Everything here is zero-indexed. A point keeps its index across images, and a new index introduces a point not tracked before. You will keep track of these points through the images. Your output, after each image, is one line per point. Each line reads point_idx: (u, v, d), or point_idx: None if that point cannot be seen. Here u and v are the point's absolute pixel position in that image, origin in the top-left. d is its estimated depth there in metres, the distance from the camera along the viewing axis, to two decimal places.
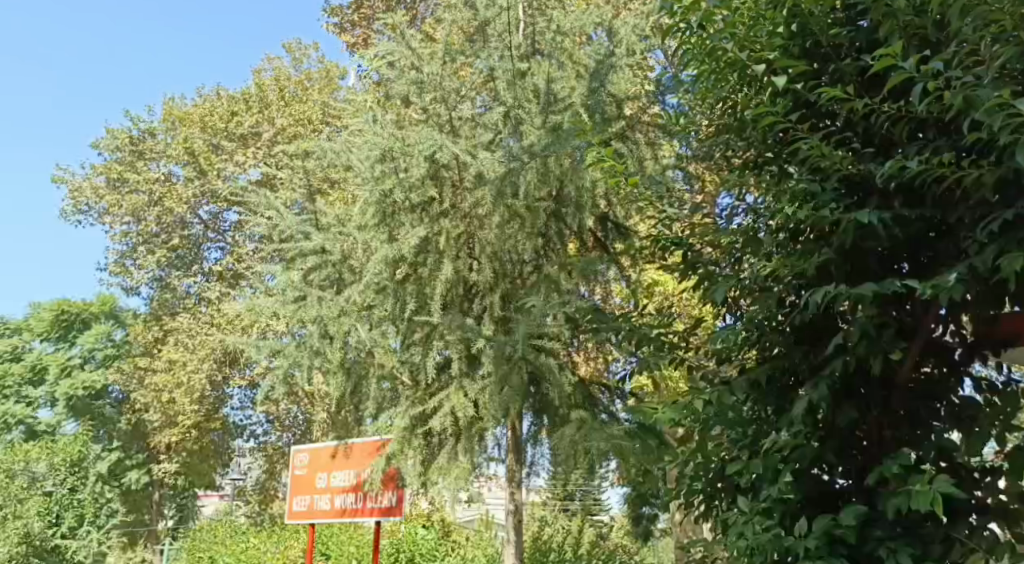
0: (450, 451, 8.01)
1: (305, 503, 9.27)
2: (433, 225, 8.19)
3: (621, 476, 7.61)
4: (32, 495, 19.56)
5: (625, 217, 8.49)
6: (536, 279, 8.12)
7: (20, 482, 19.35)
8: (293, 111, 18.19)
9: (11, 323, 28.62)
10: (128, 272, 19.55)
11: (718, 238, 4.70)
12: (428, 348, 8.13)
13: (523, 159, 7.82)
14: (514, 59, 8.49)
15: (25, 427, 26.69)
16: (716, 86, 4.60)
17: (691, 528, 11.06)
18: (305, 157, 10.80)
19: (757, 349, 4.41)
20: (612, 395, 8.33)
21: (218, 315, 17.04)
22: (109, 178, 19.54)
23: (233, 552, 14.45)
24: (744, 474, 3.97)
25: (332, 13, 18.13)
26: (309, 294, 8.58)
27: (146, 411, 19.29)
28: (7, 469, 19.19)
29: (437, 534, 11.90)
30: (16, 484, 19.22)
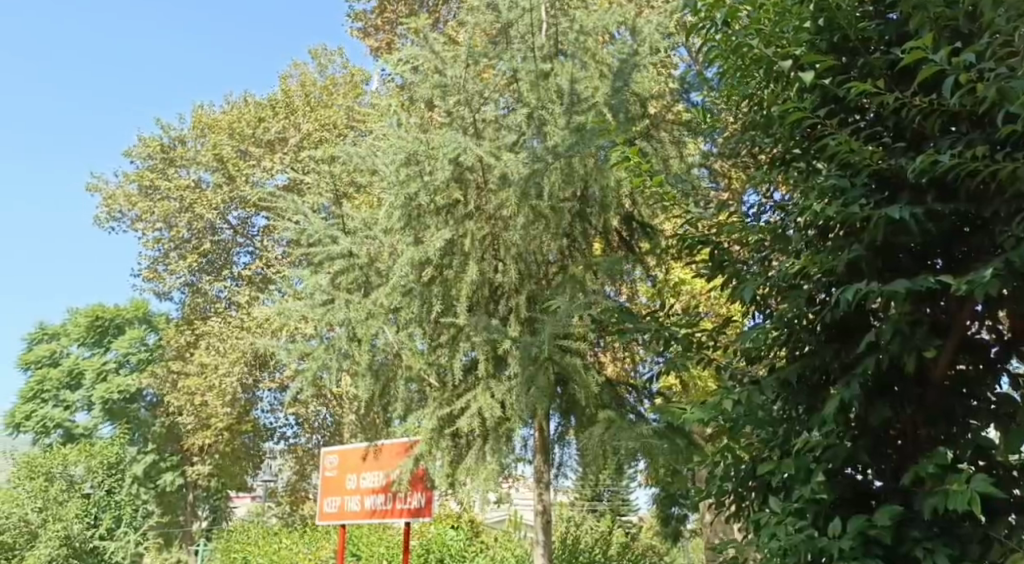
0: (478, 451, 8.01)
1: (336, 504, 9.34)
2: (458, 228, 8.22)
3: (650, 476, 7.56)
4: (72, 497, 21.48)
5: (651, 216, 8.44)
6: (561, 279, 8.09)
7: (59, 485, 21.16)
8: (319, 116, 18.42)
9: (48, 328, 28.89)
10: (160, 277, 19.69)
11: (746, 236, 4.66)
12: (455, 349, 8.17)
13: (547, 159, 7.81)
14: (537, 60, 8.48)
15: (63, 431, 27.39)
16: (741, 83, 4.59)
17: (722, 528, 10.98)
18: (333, 162, 10.84)
19: (787, 348, 4.37)
20: (640, 396, 8.28)
21: (247, 319, 17.15)
22: (142, 186, 19.82)
23: (267, 553, 14.60)
24: (776, 474, 3.93)
25: (356, 18, 18.20)
26: (336, 298, 8.61)
27: (179, 414, 19.52)
28: (44, 473, 21.01)
29: (467, 534, 11.92)
30: (54, 486, 21.10)
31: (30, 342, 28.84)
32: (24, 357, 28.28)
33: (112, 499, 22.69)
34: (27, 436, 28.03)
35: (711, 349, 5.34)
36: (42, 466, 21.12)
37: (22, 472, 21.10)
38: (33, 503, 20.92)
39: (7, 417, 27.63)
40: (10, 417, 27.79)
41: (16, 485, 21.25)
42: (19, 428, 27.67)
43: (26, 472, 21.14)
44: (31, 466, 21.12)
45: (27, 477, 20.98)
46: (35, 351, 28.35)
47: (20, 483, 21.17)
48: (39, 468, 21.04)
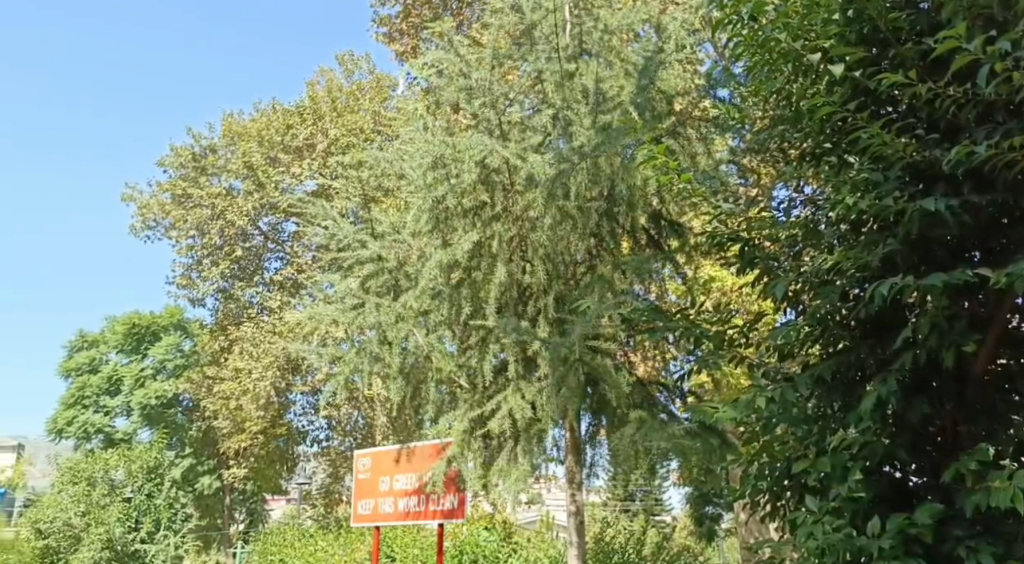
0: (510, 452, 7.99)
1: (369, 506, 9.37)
2: (486, 230, 8.23)
3: (682, 476, 7.51)
4: (114, 501, 21.24)
5: (679, 214, 8.39)
6: (589, 279, 8.05)
7: (102, 489, 20.99)
8: (345, 122, 18.44)
9: (87, 336, 29.25)
10: (194, 284, 19.91)
11: (776, 232, 4.61)
12: (484, 351, 8.20)
13: (573, 159, 7.78)
14: (561, 60, 8.47)
15: (104, 436, 27.47)
16: (769, 78, 4.57)
17: (757, 527, 10.88)
18: (361, 166, 10.89)
19: (821, 344, 4.33)
20: (671, 395, 8.24)
21: (279, 324, 17.28)
22: (175, 195, 20.05)
23: (303, 555, 14.72)
24: (812, 472, 3.88)
25: (381, 23, 18.28)
26: (367, 301, 8.65)
27: (214, 418, 19.67)
28: (87, 477, 20.92)
29: (500, 535, 11.89)
30: (97, 490, 20.96)
31: (70, 349, 29.18)
32: (65, 365, 28.61)
33: (153, 504, 22.07)
34: (70, 441, 28.12)
35: (742, 346, 5.30)
36: (85, 470, 21.00)
37: (65, 477, 21.00)
38: (77, 507, 20.72)
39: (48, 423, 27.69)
40: (53, 424, 27.90)
41: (58, 491, 21.14)
42: (61, 433, 27.76)
43: (70, 476, 21.03)
44: (74, 471, 21.06)
45: (71, 481, 20.93)
46: (76, 359, 28.62)
47: (62, 488, 21.01)
48: (82, 473, 20.94)
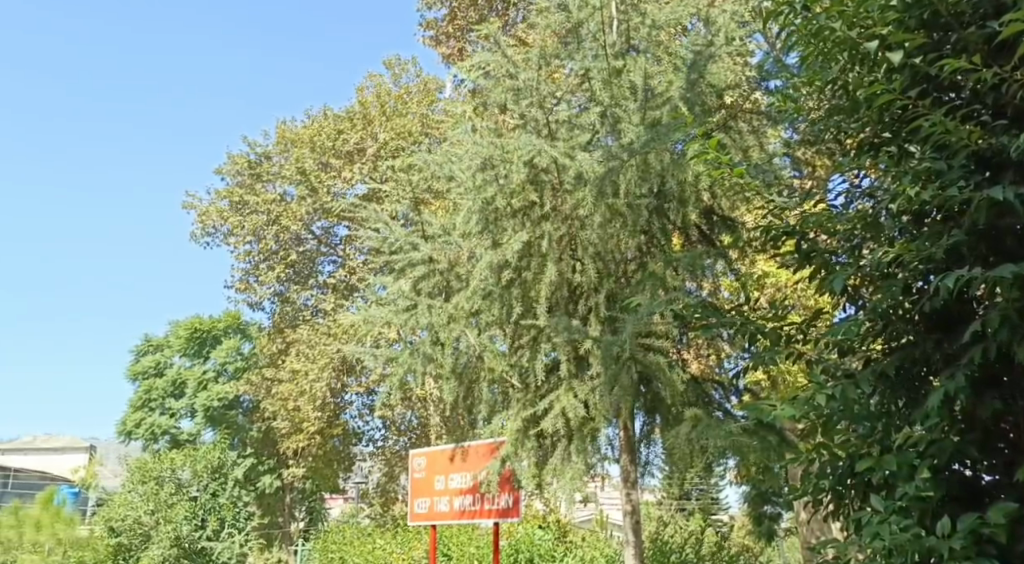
0: (563, 451, 7.95)
1: (425, 505, 9.41)
2: (536, 229, 8.20)
3: (740, 475, 7.39)
4: (180, 500, 21.76)
5: (731, 210, 8.27)
6: (641, 277, 7.97)
7: (169, 488, 21.52)
8: (394, 125, 18.73)
9: (152, 340, 29.89)
10: (251, 288, 20.16)
11: (833, 225, 4.52)
12: (536, 350, 8.20)
13: (622, 157, 7.74)
14: (608, 58, 8.42)
15: (170, 436, 28.13)
16: (824, 69, 4.51)
17: (816, 526, 10.68)
18: (413, 170, 10.93)
19: (883, 339, 4.24)
20: (727, 392, 8.13)
21: (334, 326, 17.51)
22: (232, 202, 20.37)
23: (362, 553, 14.86)
24: (876, 470, 3.80)
25: (428, 26, 18.37)
26: (419, 303, 8.69)
27: (274, 419, 19.97)
28: (155, 476, 21.43)
29: (554, 534, 11.86)
30: (165, 489, 21.49)
31: (136, 354, 29.81)
32: (131, 369, 29.26)
33: (217, 503, 22.59)
34: (138, 442, 28.77)
35: (800, 343, 5.21)
36: (154, 469, 21.51)
37: (134, 476, 21.48)
38: (146, 505, 21.23)
39: (118, 424, 28.36)
40: (121, 425, 28.51)
41: (129, 490, 21.55)
42: (130, 434, 28.39)
43: (139, 475, 21.55)
44: (143, 470, 21.55)
45: (140, 480, 21.44)
46: (142, 363, 29.24)
47: (132, 487, 21.48)
48: (151, 472, 21.45)
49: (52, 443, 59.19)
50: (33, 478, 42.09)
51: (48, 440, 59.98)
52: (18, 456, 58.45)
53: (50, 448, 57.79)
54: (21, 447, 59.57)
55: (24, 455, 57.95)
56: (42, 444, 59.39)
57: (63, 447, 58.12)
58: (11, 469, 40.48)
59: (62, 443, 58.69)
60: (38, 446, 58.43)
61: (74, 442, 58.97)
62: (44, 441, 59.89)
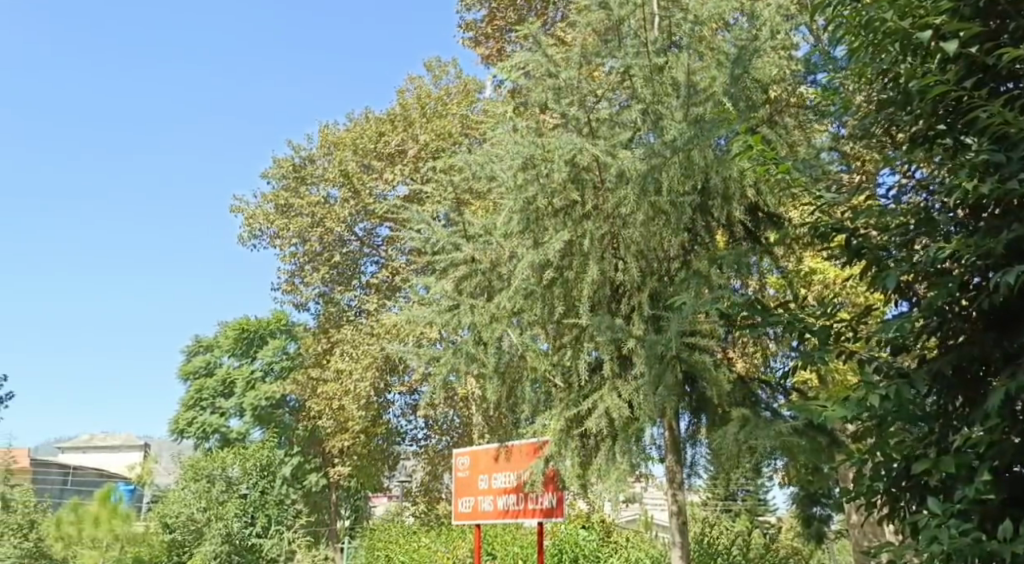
0: (608, 452, 7.86)
1: (469, 504, 9.40)
2: (578, 228, 8.13)
3: (788, 476, 7.26)
4: (232, 497, 21.99)
5: (778, 206, 8.15)
6: (684, 275, 7.88)
7: (220, 485, 21.76)
8: (434, 127, 18.80)
9: (202, 341, 30.39)
10: (297, 289, 20.34)
11: (885, 221, 4.42)
12: (579, 349, 8.15)
13: (665, 155, 7.66)
14: (650, 54, 8.32)
15: (220, 435, 28.40)
16: (875, 60, 4.42)
17: (866, 529, 10.45)
18: (455, 171, 10.95)
19: (938, 337, 4.15)
20: (773, 391, 7.97)
21: (377, 326, 17.65)
22: (278, 205, 20.56)
23: (407, 551, 14.94)
24: (934, 472, 3.70)
25: (467, 27, 18.37)
26: (461, 303, 8.73)
27: (319, 418, 20.14)
28: (206, 474, 21.74)
29: (599, 535, 11.75)
30: (216, 486, 21.75)
31: (187, 355, 30.47)
32: (182, 370, 29.88)
33: (266, 500, 22.61)
34: (189, 440, 29.25)
35: (850, 341, 5.10)
36: (205, 468, 21.81)
37: (187, 474, 21.89)
38: (198, 503, 21.51)
39: (171, 423, 28.85)
40: (174, 423, 29.02)
41: (183, 487, 21.97)
42: (183, 433, 28.86)
43: (191, 474, 21.92)
44: (195, 468, 21.88)
45: (192, 479, 21.80)
46: (192, 363, 29.78)
47: (186, 485, 21.87)
48: (202, 470, 21.77)
49: (107, 441, 60.50)
50: (90, 475, 43.08)
51: (105, 438, 61.37)
52: (77, 454, 59.89)
53: (106, 447, 59.08)
54: (78, 444, 61.01)
55: (82, 453, 59.37)
56: (98, 442, 60.80)
57: (118, 445, 59.36)
58: (69, 466, 41.53)
59: (118, 442, 59.97)
60: (95, 444, 59.76)
61: (129, 440, 60.19)
62: (101, 440, 61.26)
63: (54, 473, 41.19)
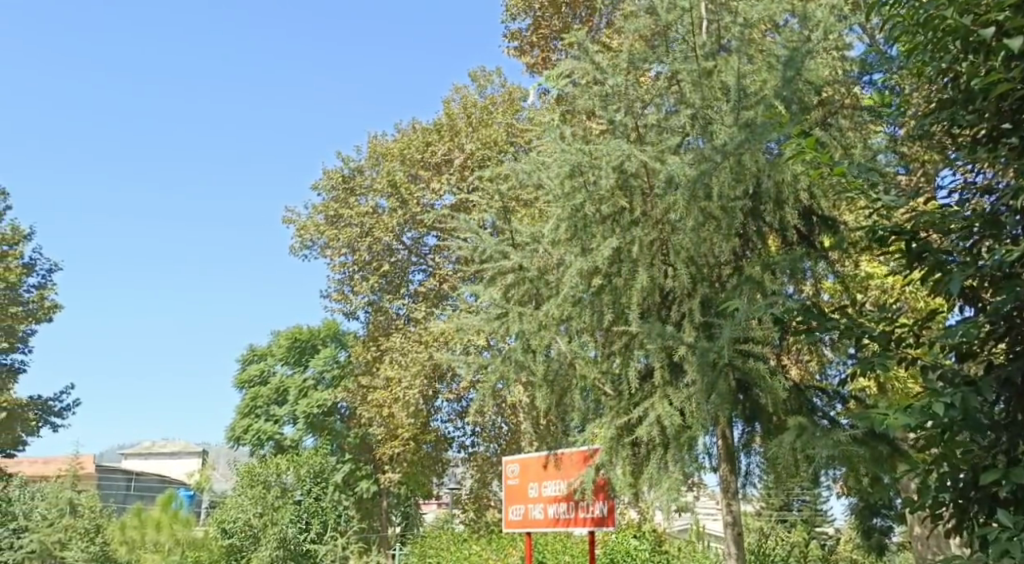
0: (660, 460, 7.73)
1: (520, 512, 9.36)
2: (626, 235, 8.01)
3: (847, 486, 7.10)
4: (286, 503, 21.97)
5: (833, 209, 7.99)
6: (736, 280, 7.75)
7: (275, 491, 21.75)
8: (481, 136, 18.84)
9: (256, 349, 30.77)
10: (347, 298, 20.43)
11: (947, 223, 4.30)
12: (629, 357, 8.07)
13: (716, 159, 7.58)
14: (698, 59, 8.28)
15: (275, 442, 28.58)
16: (933, 58, 4.35)
17: (927, 539, 10.18)
18: (503, 179, 10.94)
19: (1007, 343, 4.06)
20: (830, 399, 7.80)
21: (426, 334, 17.73)
22: (328, 215, 20.69)
23: (458, 558, 14.94)
24: (1005, 482, 3.57)
25: (513, 37, 18.36)
26: (510, 311, 8.70)
27: (370, 425, 20.24)
28: (262, 480, 21.69)
29: (651, 544, 11.64)
30: (272, 492, 21.72)
31: (243, 363, 30.93)
32: (239, 378, 30.31)
33: (319, 506, 22.81)
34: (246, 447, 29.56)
35: (912, 347, 4.99)
36: (261, 474, 21.76)
37: (243, 479, 21.68)
38: (254, 508, 21.40)
39: (228, 431, 29.22)
40: (231, 431, 29.41)
41: (239, 493, 21.92)
42: (238, 440, 29.22)
43: (247, 479, 21.80)
44: (251, 473, 21.71)
45: (248, 484, 21.67)
46: (248, 372, 30.17)
47: (241, 491, 21.77)
48: (258, 476, 21.69)
49: (168, 447, 61.79)
50: (153, 480, 43.88)
51: (164, 445, 62.44)
52: (140, 460, 61.14)
53: (167, 453, 60.27)
54: (140, 451, 62.18)
55: (145, 459, 60.63)
56: (159, 448, 61.98)
57: (179, 451, 60.40)
58: (134, 471, 42.34)
59: (177, 448, 61.07)
60: (157, 450, 60.88)
61: (189, 446, 61.29)
62: (162, 446, 62.46)
63: (119, 478, 42.03)
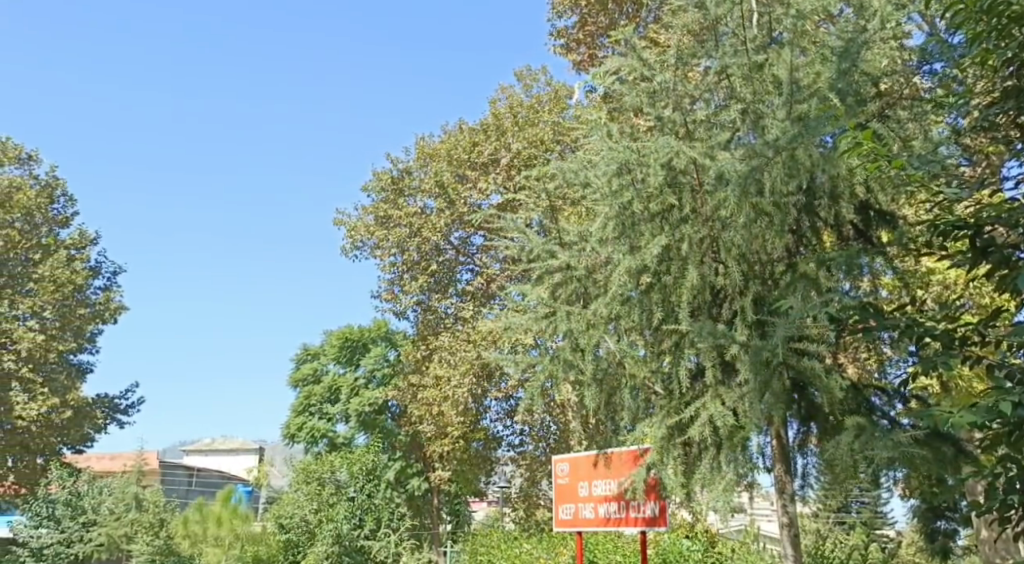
0: (713, 460, 7.61)
1: (570, 511, 9.29)
2: (675, 233, 7.91)
3: (909, 487, 6.91)
4: (340, 500, 22.14)
5: (891, 203, 7.80)
6: (790, 277, 7.59)
7: (330, 488, 21.97)
8: (527, 135, 18.80)
9: (309, 348, 31.11)
10: (396, 298, 20.53)
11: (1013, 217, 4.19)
12: (680, 356, 7.96)
13: (768, 154, 7.44)
14: (749, 52, 8.14)
15: (328, 440, 28.84)
16: (999, 48, 4.24)
17: (990, 542, 9.88)
18: (550, 177, 10.85)
19: None
20: (889, 399, 7.60)
21: (474, 333, 17.78)
22: (377, 217, 20.81)
23: (508, 556, 14.94)
24: None
25: (559, 35, 18.27)
26: (558, 310, 8.64)
27: (420, 423, 20.35)
28: (317, 477, 21.79)
29: (703, 544, 11.50)
30: (326, 489, 21.83)
31: (297, 363, 31.31)
32: (293, 377, 30.70)
33: (372, 503, 22.99)
34: (299, 446, 29.90)
35: (976, 344, 4.88)
36: (316, 470, 21.89)
37: (298, 476, 21.93)
38: (310, 504, 21.53)
39: (283, 428, 29.57)
40: (285, 429, 29.83)
41: (295, 489, 22.15)
42: (293, 438, 29.60)
43: (302, 476, 21.95)
44: (306, 470, 21.97)
45: (303, 481, 21.83)
46: (301, 371, 30.52)
47: (297, 487, 21.91)
48: (313, 473, 21.80)
49: (226, 445, 62.97)
50: (213, 476, 44.66)
51: (223, 442, 63.63)
52: (201, 456, 62.36)
53: (225, 450, 61.44)
54: (201, 448, 63.27)
55: (205, 455, 61.80)
56: (218, 445, 63.04)
57: (237, 449, 61.35)
58: (194, 468, 43.11)
59: (236, 445, 62.27)
60: (216, 447, 61.90)
61: (245, 444, 62.33)
62: (221, 443, 63.58)
63: (179, 475, 42.84)
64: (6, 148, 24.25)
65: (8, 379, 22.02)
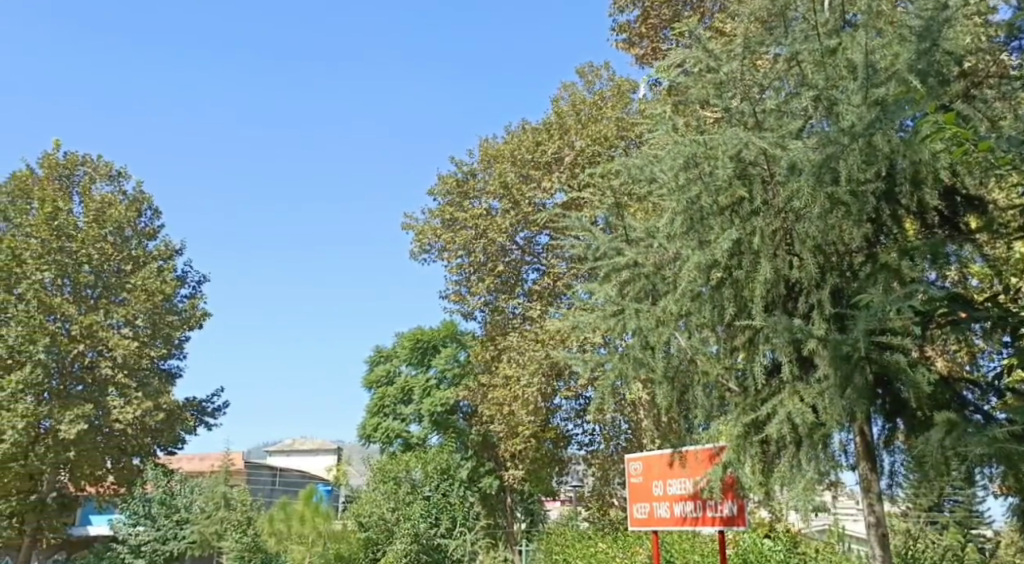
0: (793, 458, 7.38)
1: (645, 510, 9.13)
2: (746, 226, 7.71)
3: (1006, 486, 6.56)
4: (416, 499, 22.31)
5: (979, 187, 7.45)
6: (871, 269, 7.30)
7: (406, 487, 22.21)
8: (590, 131, 18.55)
9: (383, 350, 31.43)
10: (465, 299, 20.56)
11: None
12: (755, 352, 7.75)
13: (843, 141, 7.17)
14: (820, 37, 7.89)
15: (403, 440, 29.11)
16: None
17: None
18: (616, 174, 10.68)
19: None
20: (983, 393, 7.21)
21: (542, 332, 17.68)
22: (444, 219, 20.87)
23: (584, 556, 14.78)
24: None
25: (622, 29, 18.04)
26: (626, 308, 8.47)
27: (492, 422, 20.32)
28: (393, 476, 22.25)
29: (785, 545, 11.21)
30: (403, 488, 22.23)
31: (371, 365, 31.66)
32: (367, 379, 31.06)
33: (448, 502, 22.79)
34: (375, 446, 30.23)
35: None
36: (392, 470, 22.35)
37: (376, 476, 22.42)
38: (389, 503, 21.96)
39: (359, 429, 30.00)
40: (361, 429, 30.23)
41: (373, 488, 22.38)
42: (369, 438, 29.97)
43: (380, 476, 22.43)
44: (382, 471, 22.43)
45: (381, 480, 22.31)
46: (375, 372, 30.84)
47: (375, 486, 22.34)
48: (389, 472, 22.29)
49: (306, 445, 64.23)
50: (294, 476, 45.45)
51: (304, 442, 64.90)
52: (283, 455, 63.67)
53: (305, 450, 62.57)
54: (283, 448, 64.60)
55: (287, 455, 63.04)
56: (300, 445, 64.41)
57: (317, 450, 62.53)
58: (277, 468, 43.95)
59: (315, 446, 63.54)
60: (297, 448, 63.02)
61: (325, 444, 63.46)
62: (302, 443, 64.82)
63: (264, 474, 43.75)
64: (98, 165, 25.14)
65: (105, 385, 23.03)
